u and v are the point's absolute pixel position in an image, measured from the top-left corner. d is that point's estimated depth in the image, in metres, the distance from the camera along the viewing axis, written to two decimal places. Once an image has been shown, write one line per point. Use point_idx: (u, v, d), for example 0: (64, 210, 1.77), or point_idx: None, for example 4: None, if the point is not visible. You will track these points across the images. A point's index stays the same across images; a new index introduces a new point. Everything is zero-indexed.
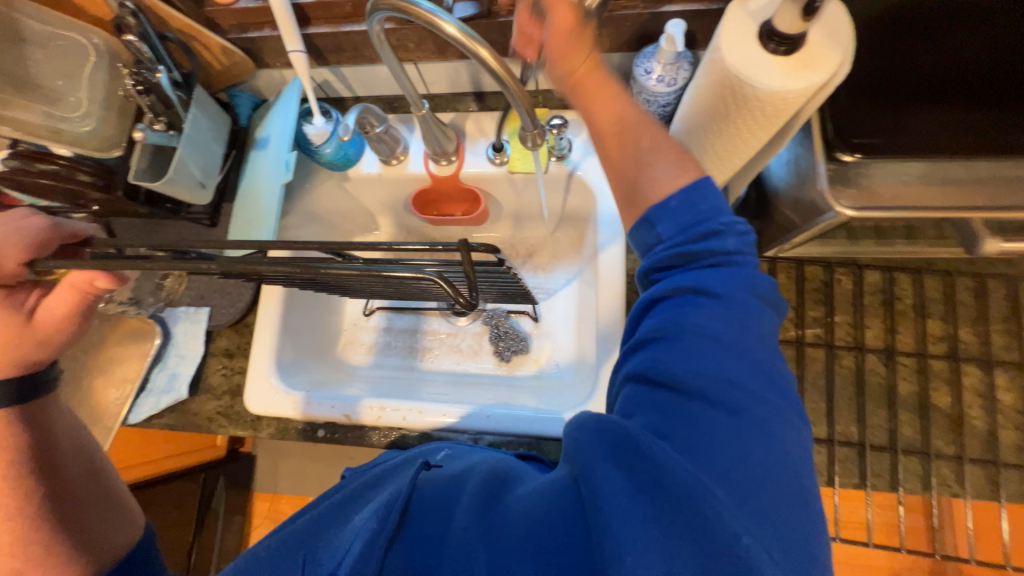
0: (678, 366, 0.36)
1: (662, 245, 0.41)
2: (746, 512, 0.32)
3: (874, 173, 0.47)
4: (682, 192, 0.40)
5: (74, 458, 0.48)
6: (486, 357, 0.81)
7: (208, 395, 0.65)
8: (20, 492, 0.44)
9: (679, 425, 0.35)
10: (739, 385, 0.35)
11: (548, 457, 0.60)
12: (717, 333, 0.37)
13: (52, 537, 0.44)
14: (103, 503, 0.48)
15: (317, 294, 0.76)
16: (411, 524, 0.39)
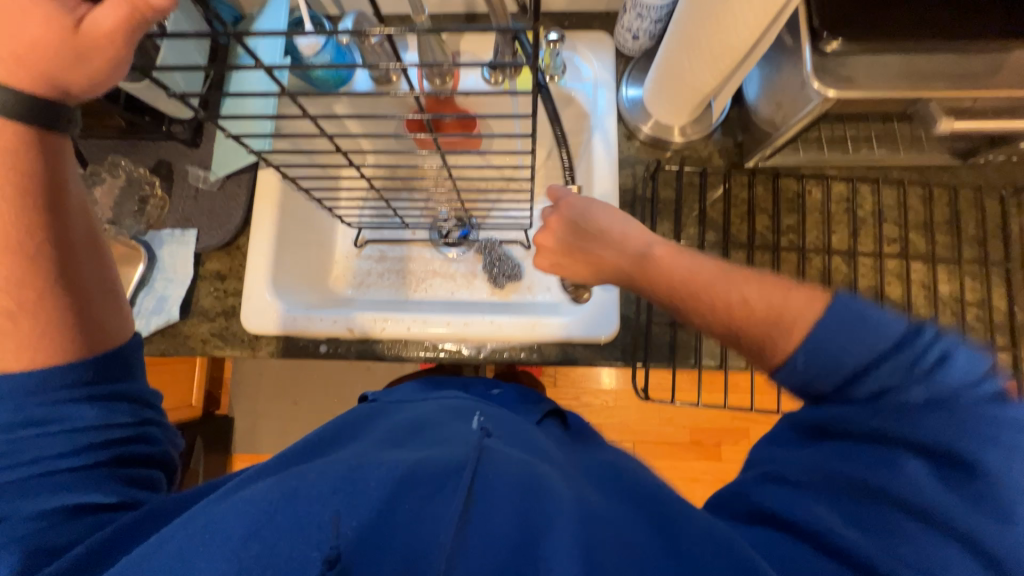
0: (888, 486, 0.33)
1: (848, 437, 0.36)
2: None
3: (854, 62, 0.45)
4: (831, 320, 0.38)
5: (78, 225, 0.41)
6: (479, 284, 0.83)
7: (201, 317, 0.67)
8: (23, 227, 0.38)
9: (895, 543, 0.32)
10: (936, 486, 0.33)
11: (547, 359, 0.64)
12: (978, 446, 0.32)
13: (47, 292, 0.38)
14: (101, 286, 0.42)
15: (311, 222, 0.78)
16: (485, 520, 0.34)
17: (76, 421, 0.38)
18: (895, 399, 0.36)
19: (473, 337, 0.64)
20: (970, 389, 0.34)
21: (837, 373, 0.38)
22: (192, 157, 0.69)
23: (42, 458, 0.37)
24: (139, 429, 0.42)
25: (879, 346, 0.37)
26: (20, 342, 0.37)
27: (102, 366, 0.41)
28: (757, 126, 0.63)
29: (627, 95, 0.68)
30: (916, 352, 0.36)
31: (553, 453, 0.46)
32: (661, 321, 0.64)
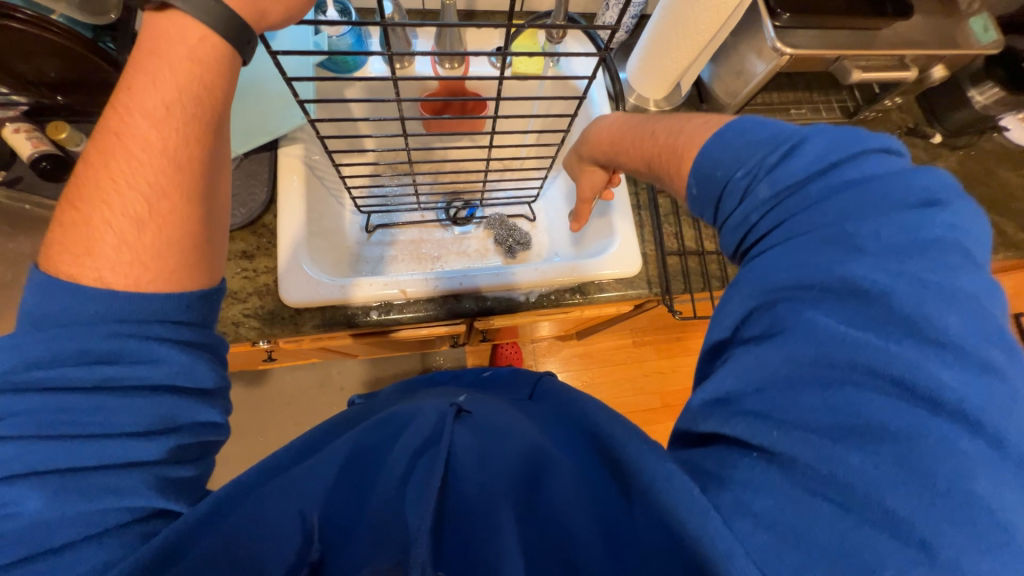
0: (792, 344, 0.35)
1: (767, 295, 0.38)
2: (845, 453, 0.31)
3: (798, 31, 0.63)
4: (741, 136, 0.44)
5: (218, 155, 0.41)
6: (493, 257, 0.89)
7: (230, 300, 0.62)
8: (182, 131, 0.38)
9: (799, 395, 0.33)
10: (873, 343, 0.33)
11: (589, 296, 0.73)
12: (840, 262, 0.35)
13: (177, 202, 0.38)
14: (219, 223, 0.42)
15: (327, 203, 0.77)
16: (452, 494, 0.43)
17: (155, 380, 0.35)
18: (782, 216, 0.40)
19: (520, 285, 0.70)
20: (830, 179, 0.39)
21: (723, 185, 0.44)
22: None
23: (110, 432, 0.34)
24: (216, 402, 0.40)
25: (746, 156, 0.43)
26: (137, 256, 0.36)
27: (194, 305, 0.38)
28: (714, 97, 0.82)
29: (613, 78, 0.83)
30: (766, 155, 0.42)
31: (514, 424, 0.50)
32: (672, 256, 0.75)
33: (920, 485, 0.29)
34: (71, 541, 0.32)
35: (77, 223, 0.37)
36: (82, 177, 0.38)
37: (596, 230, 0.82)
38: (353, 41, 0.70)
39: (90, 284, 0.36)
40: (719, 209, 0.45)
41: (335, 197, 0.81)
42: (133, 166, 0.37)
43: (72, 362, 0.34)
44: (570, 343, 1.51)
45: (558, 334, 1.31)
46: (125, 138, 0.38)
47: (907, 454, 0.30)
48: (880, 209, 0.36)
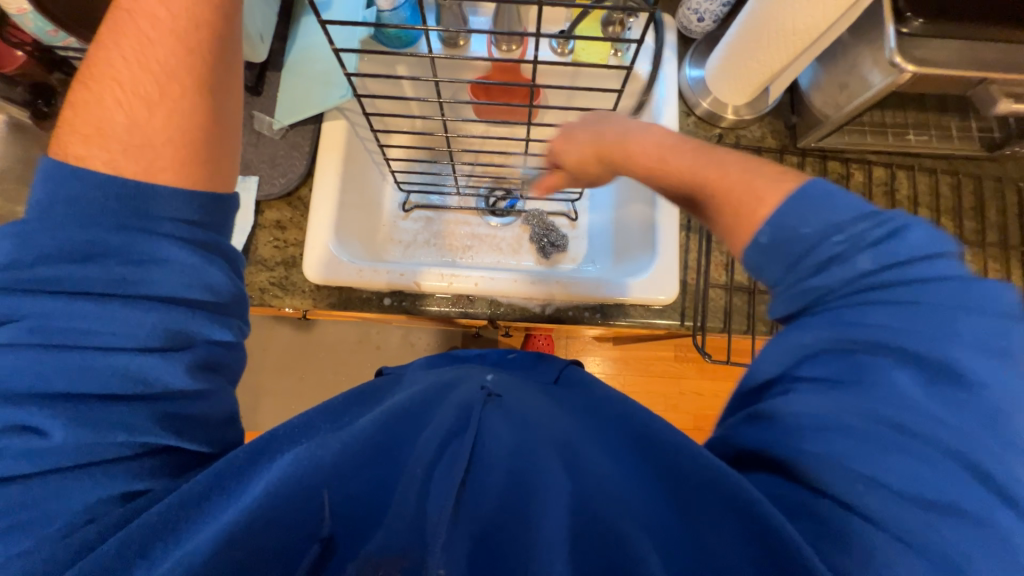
0: (876, 404, 0.31)
1: (822, 355, 0.33)
2: (891, 520, 0.29)
3: (931, 45, 0.49)
4: (807, 196, 0.35)
5: (231, 47, 0.40)
6: (526, 255, 0.84)
7: (260, 266, 0.66)
8: (175, 26, 0.37)
9: (884, 460, 0.30)
10: (949, 427, 0.30)
11: (611, 318, 0.68)
12: (940, 342, 0.31)
13: (164, 93, 0.36)
14: (233, 124, 0.41)
15: (367, 179, 0.77)
16: (477, 479, 0.38)
17: (164, 288, 0.35)
18: (878, 289, 0.33)
19: (536, 296, 0.67)
20: (927, 270, 0.32)
21: (807, 247, 0.34)
22: (252, 104, 0.70)
23: (121, 343, 0.33)
24: (228, 320, 0.39)
25: (847, 217, 0.34)
26: (147, 139, 0.36)
27: (207, 206, 0.37)
28: (809, 109, 0.68)
29: (687, 74, 0.72)
30: (873, 223, 0.33)
31: (547, 415, 0.44)
32: (716, 289, 0.67)
33: (993, 565, 0.28)
34: (81, 467, 0.32)
35: (88, 102, 0.36)
36: (93, 58, 0.37)
37: (639, 245, 0.74)
38: (407, 14, 0.66)
39: (98, 166, 0.34)
40: (793, 257, 0.35)
41: (377, 171, 0.80)
42: (145, 45, 0.37)
43: (82, 261, 0.33)
44: (607, 345, 1.44)
45: (592, 335, 1.25)
46: (133, 13, 0.37)
47: (987, 539, 0.28)
48: (979, 310, 0.31)
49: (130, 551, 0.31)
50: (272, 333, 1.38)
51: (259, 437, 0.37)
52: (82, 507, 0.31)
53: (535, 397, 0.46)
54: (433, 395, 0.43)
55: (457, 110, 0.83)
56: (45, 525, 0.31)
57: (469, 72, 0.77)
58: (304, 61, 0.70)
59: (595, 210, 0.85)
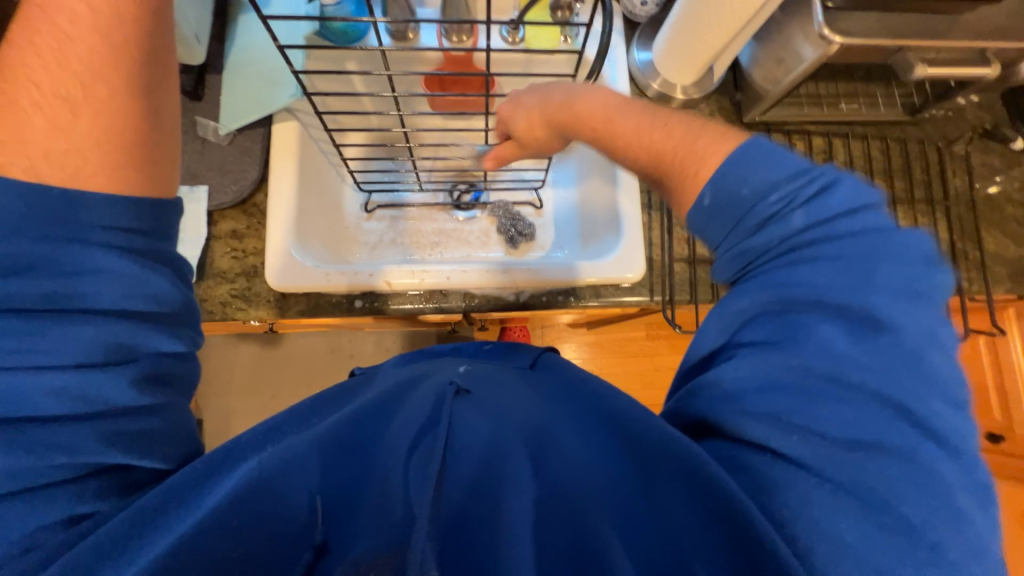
0: (803, 357, 0.33)
1: (757, 314, 0.36)
2: (824, 463, 0.31)
3: (850, 17, 0.53)
4: (740, 152, 0.37)
5: (161, 45, 0.38)
6: (495, 246, 0.84)
7: (219, 279, 0.63)
8: (96, 20, 0.34)
9: (811, 410, 0.33)
10: (869, 370, 0.32)
11: (584, 300, 0.69)
12: (863, 291, 0.33)
13: (89, 94, 0.34)
14: (168, 127, 0.39)
15: (325, 182, 0.75)
16: (450, 471, 0.38)
17: (103, 300, 0.32)
18: (804, 249, 0.35)
19: (509, 285, 0.67)
20: (847, 224, 0.34)
21: (748, 208, 0.36)
22: (193, 109, 0.66)
23: (58, 362, 0.31)
24: (178, 331, 0.37)
25: (780, 177, 0.36)
26: (74, 144, 0.33)
27: (146, 212, 0.35)
28: (751, 85, 0.72)
29: (636, 57, 0.75)
30: (803, 182, 0.35)
31: (522, 398, 0.45)
32: (681, 263, 0.70)
33: (923, 499, 0.30)
34: (20, 494, 0.30)
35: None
36: (3, 57, 0.34)
37: (604, 227, 0.75)
38: (352, 8, 0.63)
39: (17, 174, 0.31)
40: (733, 220, 0.37)
41: (334, 173, 0.77)
42: (65, 43, 0.34)
43: (4, 274, 0.30)
44: (581, 331, 1.47)
45: (567, 322, 1.27)
46: (50, 7, 0.34)
47: (911, 473, 0.30)
48: (893, 257, 0.33)
49: (75, 572, 0.29)
50: (237, 351, 1.33)
51: (221, 447, 0.36)
52: (21, 535, 0.30)
53: (506, 387, 0.46)
54: (399, 391, 0.42)
55: (412, 105, 0.81)
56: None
57: (421, 65, 0.75)
58: (246, 61, 0.67)
59: (560, 196, 0.86)
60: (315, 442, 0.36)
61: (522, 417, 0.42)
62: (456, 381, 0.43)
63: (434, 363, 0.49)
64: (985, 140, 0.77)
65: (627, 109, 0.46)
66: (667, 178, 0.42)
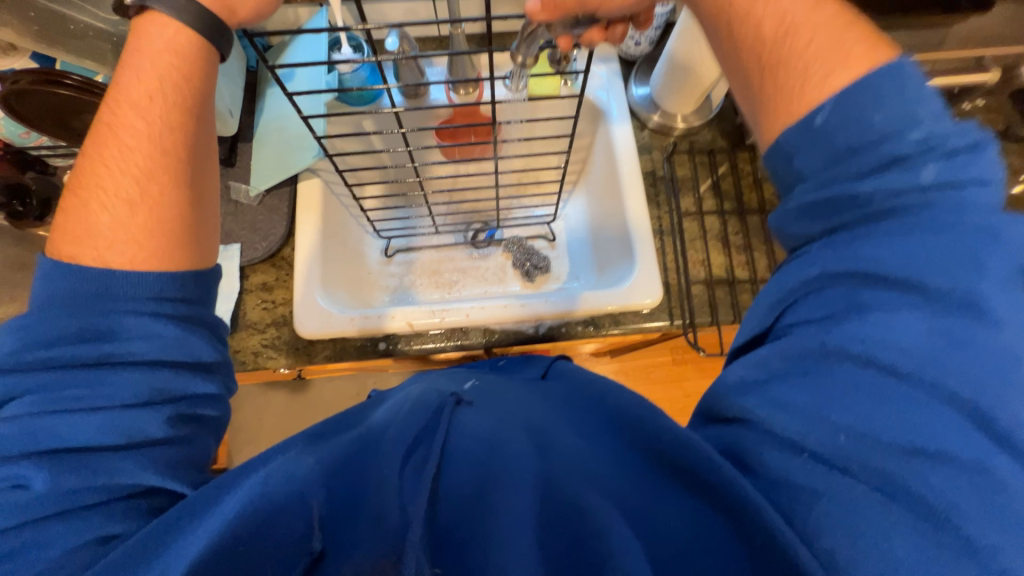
0: (871, 344, 0.32)
1: (821, 284, 0.35)
2: (883, 460, 0.30)
3: None
4: (878, 73, 0.34)
5: (204, 145, 0.42)
6: (512, 282, 0.86)
7: (251, 330, 0.66)
8: (150, 131, 0.39)
9: (873, 409, 0.31)
10: (948, 359, 0.30)
11: (603, 329, 0.69)
12: (967, 274, 0.31)
13: (144, 192, 0.38)
14: (210, 214, 0.42)
15: (347, 230, 0.79)
16: (448, 481, 0.39)
17: (151, 355, 0.35)
18: (898, 206, 0.33)
19: (527, 318, 0.68)
20: (941, 198, 0.32)
21: (858, 145, 0.34)
22: (227, 174, 0.72)
23: (109, 403, 0.34)
24: (212, 376, 0.40)
25: (922, 118, 0.33)
26: (132, 236, 0.37)
27: (189, 283, 0.39)
28: None
29: (635, 93, 0.78)
30: (949, 133, 0.33)
31: (548, 402, 0.45)
32: (698, 285, 0.70)
33: (991, 512, 0.28)
34: (62, 513, 0.32)
35: (77, 207, 0.39)
36: (81, 170, 0.40)
37: (619, 253, 0.76)
38: (367, 74, 0.71)
39: (90, 264, 0.36)
40: (810, 171, 0.36)
41: (356, 223, 0.82)
42: (124, 152, 0.39)
43: (74, 341, 0.34)
44: (604, 362, 1.42)
45: (588, 352, 1.25)
46: (114, 125, 0.39)
47: (978, 483, 0.29)
48: (991, 238, 0.31)
49: None
50: (265, 400, 1.32)
51: (235, 466, 0.37)
52: (59, 552, 0.31)
53: (538, 390, 0.47)
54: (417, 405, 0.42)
55: (426, 155, 0.86)
56: None
57: (433, 119, 0.81)
58: (274, 129, 0.73)
59: (572, 229, 0.88)
60: (321, 454, 0.38)
61: (535, 419, 0.43)
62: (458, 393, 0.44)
63: (442, 376, 0.51)
64: None
65: None
66: (784, 68, 0.37)
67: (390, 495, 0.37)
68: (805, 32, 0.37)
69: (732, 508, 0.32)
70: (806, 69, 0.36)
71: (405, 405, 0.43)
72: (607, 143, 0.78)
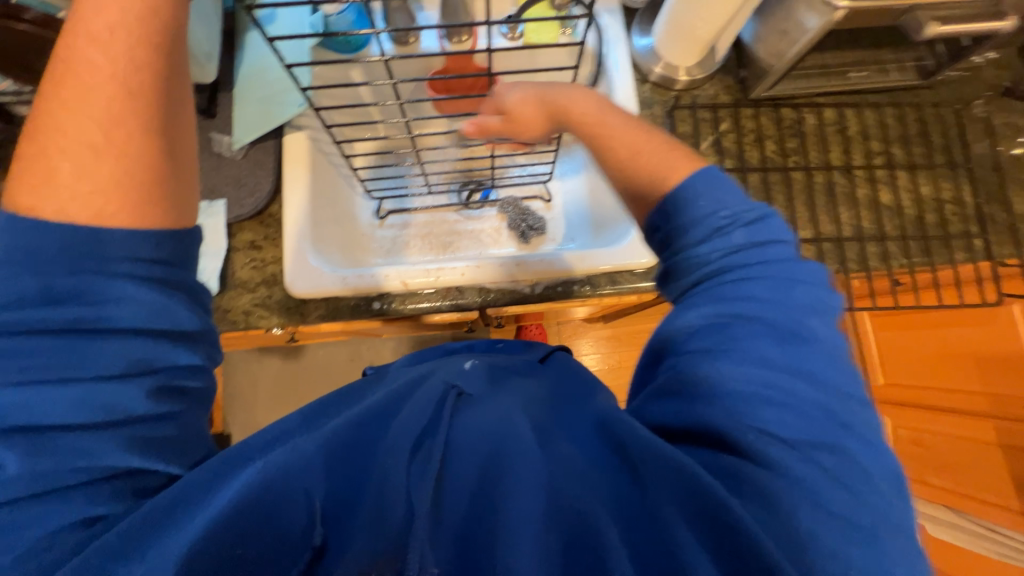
0: (737, 373, 0.35)
1: (692, 321, 0.38)
2: (777, 471, 0.32)
3: None
4: (694, 176, 0.41)
5: (176, 91, 0.40)
6: (507, 243, 0.85)
7: (240, 289, 0.65)
8: (116, 71, 0.37)
9: (757, 420, 0.34)
10: (790, 379, 0.34)
11: (600, 288, 0.69)
12: (795, 313, 0.36)
13: (109, 137, 0.36)
14: (187, 170, 0.41)
15: (336, 189, 0.76)
16: (453, 478, 0.37)
17: (126, 319, 0.34)
18: (732, 263, 0.38)
19: (523, 277, 0.67)
20: (751, 254, 0.38)
21: (700, 216, 0.40)
22: (208, 126, 0.68)
23: (84, 374, 0.33)
24: (195, 345, 0.39)
25: (728, 200, 0.40)
26: (97, 186, 0.35)
27: (167, 242, 0.37)
28: (754, 61, 0.71)
29: (638, 44, 0.75)
30: (745, 207, 0.40)
31: (530, 391, 0.44)
32: None
33: (863, 506, 0.32)
34: (39, 495, 0.31)
35: (33, 153, 0.36)
36: (33, 111, 0.37)
37: (618, 213, 0.75)
38: (353, 17, 0.68)
39: (49, 216, 0.34)
40: (672, 235, 0.41)
41: (345, 183, 0.78)
42: (86, 92, 0.36)
43: (39, 304, 0.32)
44: (598, 325, 1.43)
45: (583, 317, 1.25)
46: (71, 61, 0.37)
47: (843, 478, 0.32)
48: (796, 282, 0.37)
49: None
50: (259, 365, 1.31)
51: (231, 448, 0.37)
52: (42, 535, 0.30)
53: (517, 378, 0.46)
54: (396, 393, 0.40)
55: (418, 110, 0.82)
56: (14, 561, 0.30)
57: (426, 70, 0.77)
58: (256, 78, 0.69)
59: (567, 189, 0.86)
60: (321, 442, 0.36)
61: (526, 410, 0.41)
62: (460, 384, 0.42)
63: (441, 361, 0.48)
64: (1005, 99, 0.74)
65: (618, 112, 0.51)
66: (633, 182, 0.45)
67: (397, 481, 0.35)
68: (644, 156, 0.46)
69: (711, 500, 0.31)
70: (652, 176, 0.44)
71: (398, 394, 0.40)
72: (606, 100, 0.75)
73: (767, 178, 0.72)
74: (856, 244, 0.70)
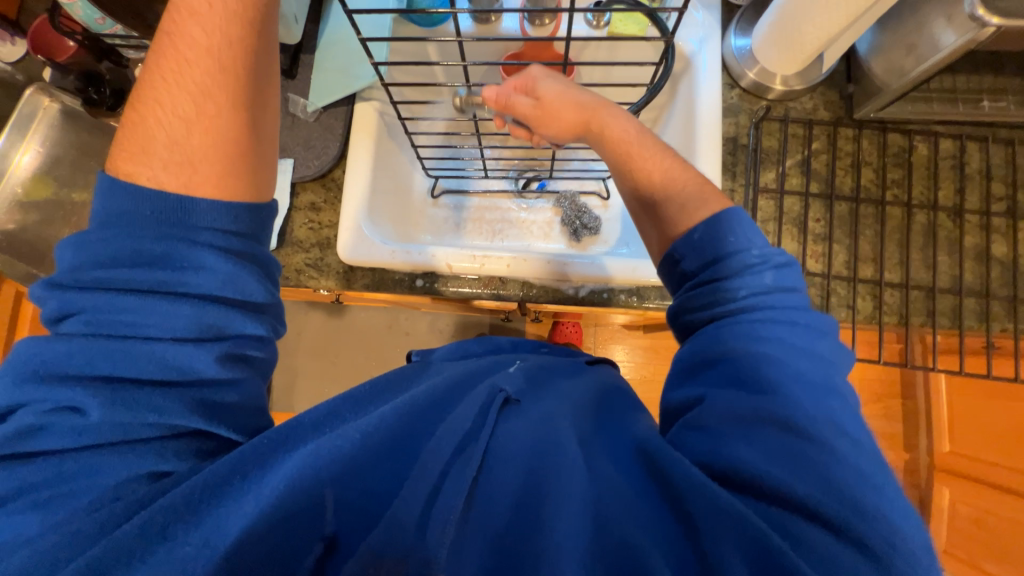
0: (787, 411, 0.35)
1: (731, 353, 0.38)
2: (841, 515, 0.31)
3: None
4: (706, 224, 0.43)
5: (263, 67, 0.41)
6: (556, 239, 0.82)
7: (296, 248, 0.67)
8: (209, 44, 0.38)
9: (820, 477, 0.33)
10: (839, 423, 0.35)
11: (647, 301, 0.66)
12: (832, 370, 0.37)
13: (197, 110, 0.38)
14: (267, 145, 0.42)
15: (397, 161, 0.76)
16: (488, 486, 0.37)
17: (204, 287, 0.36)
18: (756, 302, 0.40)
19: (567, 278, 0.65)
20: (782, 299, 0.40)
21: (728, 251, 0.42)
22: (287, 86, 0.71)
23: (162, 334, 0.35)
24: (261, 316, 0.40)
25: (756, 242, 0.42)
26: (187, 158, 0.37)
27: (242, 216, 0.39)
28: (868, 77, 0.63)
29: (735, 45, 0.68)
30: (776, 250, 0.42)
31: (578, 402, 0.43)
32: None
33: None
34: (114, 444, 0.34)
35: (133, 121, 0.39)
36: (139, 83, 0.40)
37: None
38: None
39: (144, 182, 0.37)
40: (704, 262, 0.43)
41: (407, 157, 0.79)
42: (182, 65, 0.38)
43: (131, 265, 0.35)
44: (635, 333, 1.39)
45: (622, 323, 1.20)
46: (173, 35, 0.39)
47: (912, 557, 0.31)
48: (820, 331, 0.39)
49: (149, 531, 0.32)
50: (305, 317, 1.37)
51: (284, 424, 0.38)
52: (111, 484, 0.33)
53: (564, 388, 0.44)
54: (452, 389, 0.42)
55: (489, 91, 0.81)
56: (82, 497, 0.33)
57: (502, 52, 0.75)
58: (337, 45, 0.70)
59: None
60: (365, 431, 0.37)
61: (569, 427, 0.40)
62: (506, 388, 0.42)
63: (489, 359, 0.48)
64: None
65: (644, 138, 0.52)
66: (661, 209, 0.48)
67: (423, 489, 0.36)
68: (678, 181, 0.48)
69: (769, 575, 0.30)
70: (682, 202, 0.47)
71: (441, 383, 0.42)
72: (685, 101, 0.69)
73: (858, 209, 0.65)
74: (954, 299, 0.62)
